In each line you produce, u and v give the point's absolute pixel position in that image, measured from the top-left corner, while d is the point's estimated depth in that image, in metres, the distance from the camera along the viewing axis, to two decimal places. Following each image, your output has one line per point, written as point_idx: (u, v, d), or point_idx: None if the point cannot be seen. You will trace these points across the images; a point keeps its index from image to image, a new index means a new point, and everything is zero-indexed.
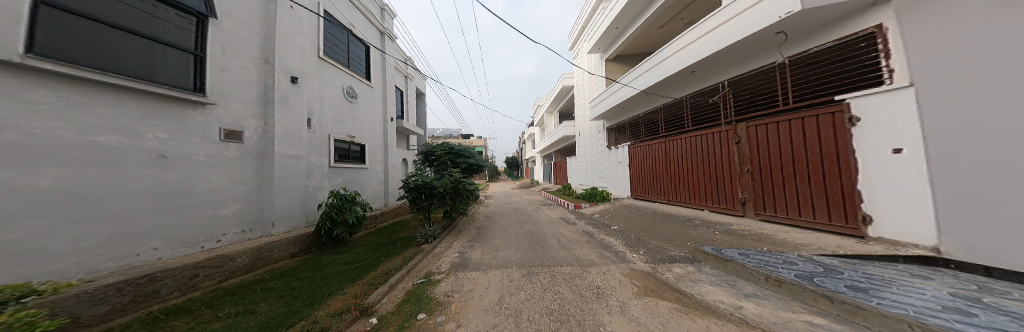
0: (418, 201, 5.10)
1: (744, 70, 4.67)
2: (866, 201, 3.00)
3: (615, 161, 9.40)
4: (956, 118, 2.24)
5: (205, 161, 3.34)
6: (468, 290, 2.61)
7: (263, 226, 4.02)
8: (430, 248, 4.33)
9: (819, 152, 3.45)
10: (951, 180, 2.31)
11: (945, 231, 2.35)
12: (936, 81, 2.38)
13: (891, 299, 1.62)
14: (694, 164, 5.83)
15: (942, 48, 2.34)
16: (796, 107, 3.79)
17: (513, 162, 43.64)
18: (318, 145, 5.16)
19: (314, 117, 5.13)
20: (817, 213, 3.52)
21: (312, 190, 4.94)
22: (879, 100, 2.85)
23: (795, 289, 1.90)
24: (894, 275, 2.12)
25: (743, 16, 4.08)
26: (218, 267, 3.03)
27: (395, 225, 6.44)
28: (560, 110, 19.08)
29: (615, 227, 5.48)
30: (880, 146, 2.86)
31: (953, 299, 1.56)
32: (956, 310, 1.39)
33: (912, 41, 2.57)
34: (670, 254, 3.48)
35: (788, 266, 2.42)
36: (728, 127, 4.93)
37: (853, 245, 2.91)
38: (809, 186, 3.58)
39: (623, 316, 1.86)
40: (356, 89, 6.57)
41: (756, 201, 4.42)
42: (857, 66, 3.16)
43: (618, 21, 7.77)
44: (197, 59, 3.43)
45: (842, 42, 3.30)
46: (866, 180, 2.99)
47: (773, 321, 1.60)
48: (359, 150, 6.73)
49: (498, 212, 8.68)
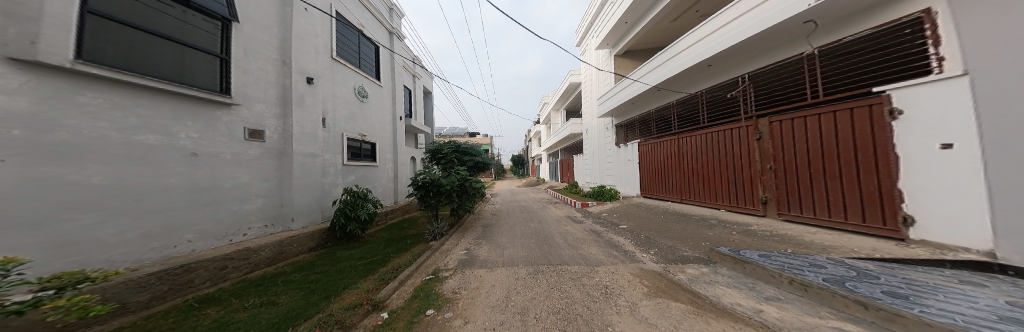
0: (425, 199, 5.18)
1: (769, 62, 4.43)
2: (907, 201, 2.80)
3: (624, 159, 9.20)
4: (1016, 110, 2.04)
5: (232, 159, 3.52)
6: (474, 287, 2.63)
7: (283, 222, 4.19)
8: (437, 245, 4.39)
9: (853, 149, 3.25)
10: (1009, 179, 2.11)
11: (1004, 235, 2.15)
12: (993, 70, 2.17)
13: (936, 307, 1.51)
14: (710, 162, 5.63)
15: (1001, 32, 2.12)
16: (827, 100, 3.58)
17: (519, 160, 43.53)
18: (333, 143, 5.32)
19: (328, 117, 5.28)
20: (849, 213, 3.33)
21: (328, 187, 5.11)
22: (924, 91, 2.64)
23: (824, 294, 1.81)
24: (938, 281, 1.98)
25: (766, 5, 3.86)
26: (244, 259, 3.20)
27: (405, 222, 6.57)
28: (567, 107, 18.88)
29: (623, 226, 5.36)
30: (925, 142, 2.65)
31: (1009, 309, 1.44)
32: (1016, 322, 1.28)
33: (968, 26, 2.35)
34: (682, 254, 3.39)
35: (814, 269, 2.30)
36: (748, 123, 4.72)
37: (891, 248, 2.73)
38: (842, 185, 3.39)
39: (634, 316, 1.83)
40: (366, 88, 6.72)
41: (780, 200, 4.22)
42: (898, 55, 2.96)
43: (629, 14, 7.56)
44: (223, 61, 3.59)
45: (883, 30, 3.08)
46: (908, 179, 2.80)
47: (796, 326, 1.54)
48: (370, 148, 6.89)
49: (504, 210, 8.73)
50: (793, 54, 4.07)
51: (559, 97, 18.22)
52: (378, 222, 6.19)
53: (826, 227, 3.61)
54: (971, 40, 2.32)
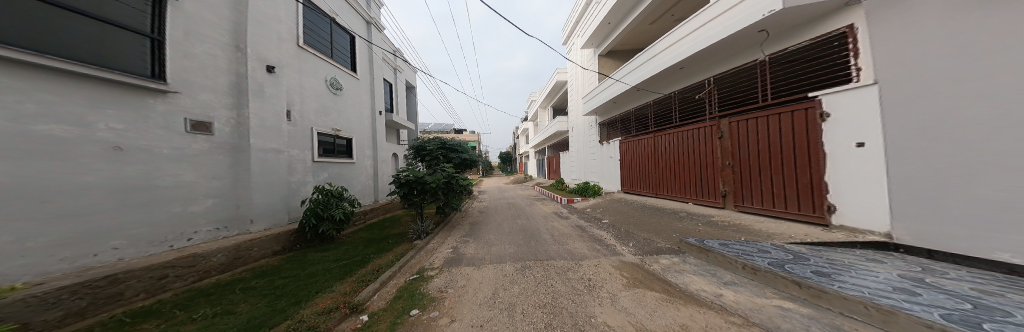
0: (411, 197, 5.04)
1: (730, 68, 4.77)
2: (831, 193, 3.20)
3: (607, 156, 9.55)
4: (916, 115, 2.38)
5: (171, 154, 3.12)
6: (462, 285, 2.61)
7: (240, 224, 3.84)
8: (423, 244, 4.29)
9: (792, 147, 3.63)
10: (908, 174, 2.47)
11: (904, 219, 2.52)
12: (897, 77, 2.53)
13: (850, 282, 1.75)
14: (681, 159, 6.00)
15: (908, 46, 2.44)
16: (775, 103, 3.96)
17: (508, 158, 43.56)
18: (301, 139, 4.99)
19: (294, 109, 4.91)
20: (788, 204, 3.73)
21: (295, 185, 4.78)
22: (846, 97, 3.00)
23: (769, 276, 2.01)
24: (851, 259, 2.30)
25: (731, 13, 4.12)
26: (190, 266, 2.89)
27: (389, 221, 6.35)
28: (555, 105, 19.17)
29: (606, 220, 5.61)
30: (844, 141, 3.06)
31: (901, 281, 1.71)
32: (908, 292, 1.51)
33: (877, 41, 2.70)
34: (657, 245, 3.61)
35: (762, 254, 2.56)
36: (712, 123, 5.09)
37: (818, 233, 3.12)
38: (783, 178, 3.79)
39: (615, 307, 1.93)
40: (340, 80, 6.33)
41: (736, 193, 4.61)
42: (829, 64, 3.32)
43: (611, 16, 7.80)
44: (154, 43, 3.11)
45: (817, 42, 3.43)
46: (832, 173, 3.19)
47: (748, 307, 1.71)
48: (346, 144, 6.56)
49: (492, 207, 8.75)
50: (747, 61, 4.44)
51: (547, 95, 18.42)
52: (356, 221, 5.91)
53: (772, 217, 4.02)
54: (880, 54, 2.67)
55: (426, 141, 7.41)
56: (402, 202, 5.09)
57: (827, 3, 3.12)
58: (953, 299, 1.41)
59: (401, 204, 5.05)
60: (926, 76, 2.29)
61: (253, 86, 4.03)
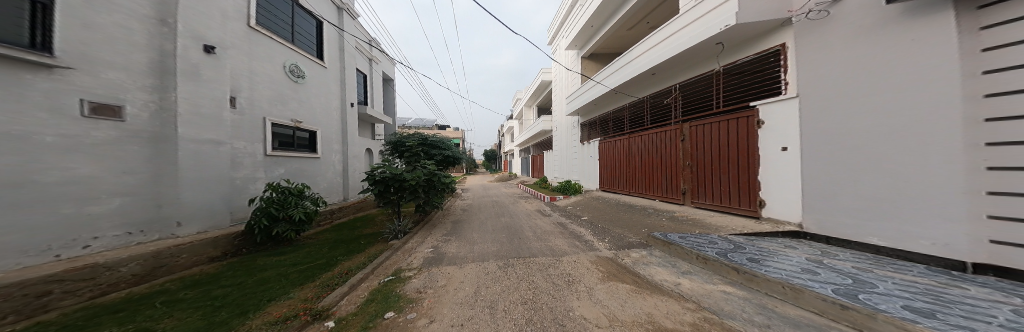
0: (387, 194, 4.74)
1: (692, 76, 5.17)
2: (763, 190, 3.77)
3: (587, 155, 9.94)
4: (848, 122, 2.72)
5: (61, 143, 2.40)
6: (443, 285, 2.54)
7: (164, 227, 3.20)
8: (400, 244, 4.11)
9: (737, 150, 4.17)
10: (847, 173, 2.75)
11: (842, 215, 2.84)
12: (817, 94, 3.05)
13: (774, 266, 2.04)
14: (650, 160, 6.42)
15: (844, 62, 2.76)
16: (724, 111, 4.49)
17: (492, 156, 43.43)
18: (246, 129, 4.38)
19: (239, 95, 4.32)
20: (732, 199, 4.29)
21: (242, 182, 4.26)
22: (777, 107, 3.56)
23: (714, 265, 2.27)
24: (777, 247, 2.67)
25: (695, 25, 4.42)
26: (87, 280, 2.24)
27: (362, 221, 5.96)
28: (539, 105, 19.49)
29: (585, 217, 5.84)
30: (772, 146, 3.63)
31: (812, 265, 2.10)
32: (811, 271, 1.93)
33: (816, 58, 3.07)
34: (628, 240, 3.83)
35: (710, 245, 2.84)
36: (676, 126, 5.52)
37: (752, 225, 3.66)
38: (729, 177, 4.33)
39: (591, 300, 2.00)
40: (302, 67, 5.78)
41: (693, 191, 5.06)
42: (763, 79, 3.88)
43: (593, 20, 8.09)
44: (38, 7, 2.43)
45: (758, 57, 3.94)
46: (764, 174, 3.76)
47: (699, 293, 1.90)
48: (307, 136, 5.99)
49: (476, 205, 8.64)
50: (705, 71, 4.89)
51: (531, 95, 18.66)
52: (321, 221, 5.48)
53: (723, 212, 4.48)
54: (812, 69, 3.11)
55: (405, 137, 7.06)
56: (377, 200, 4.76)
57: (767, 22, 3.59)
58: (848, 279, 1.79)
59: (375, 202, 4.72)
60: (847, 91, 2.74)
61: (185, 64, 3.39)
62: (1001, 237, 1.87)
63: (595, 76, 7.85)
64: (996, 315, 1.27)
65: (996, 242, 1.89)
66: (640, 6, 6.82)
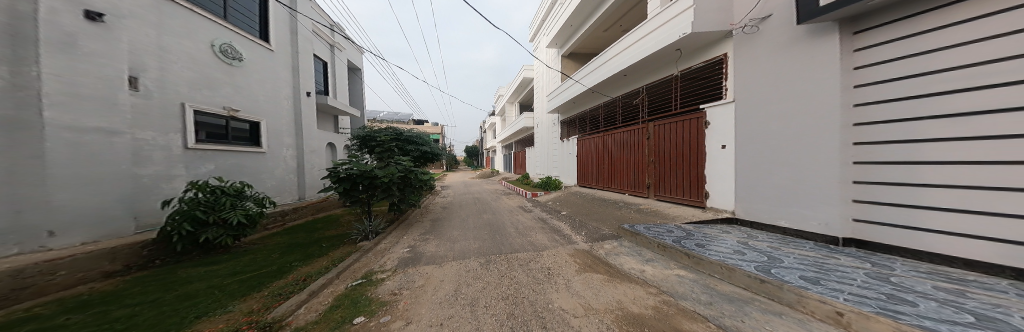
0: (354, 192, 4.25)
1: (656, 79, 5.52)
2: (709, 183, 4.23)
3: (566, 152, 10.19)
4: (778, 125, 3.22)
5: None
6: (420, 286, 2.37)
7: (31, 237, 2.47)
8: (371, 245, 3.81)
9: (690, 147, 4.59)
10: (794, 169, 3.06)
11: (787, 206, 3.16)
12: (749, 100, 3.60)
13: (713, 251, 2.55)
14: (620, 157, 6.76)
15: (772, 75, 3.29)
16: (680, 112, 4.91)
17: (474, 152, 42.72)
18: (159, 119, 3.65)
19: (146, 75, 3.54)
20: (684, 192, 4.73)
21: (151, 181, 3.53)
22: (720, 111, 4.07)
23: (670, 251, 2.72)
24: (717, 233, 3.26)
25: (659, 31, 4.67)
26: None
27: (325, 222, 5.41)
28: (521, 102, 19.48)
29: (564, 212, 5.97)
30: (714, 143, 4.16)
31: (741, 247, 2.69)
32: (742, 253, 2.49)
33: (752, 68, 3.55)
34: (602, 232, 3.98)
35: (667, 234, 3.17)
36: (642, 125, 5.88)
37: (699, 214, 4.18)
38: (683, 172, 4.75)
39: (569, 292, 2.03)
40: (238, 48, 4.97)
41: (656, 185, 5.43)
42: (710, 85, 4.35)
43: (572, 19, 8.24)
44: None
45: (707, 65, 4.37)
46: (710, 169, 4.22)
47: (661, 277, 2.23)
48: (246, 128, 5.22)
49: (456, 203, 8.38)
50: (665, 75, 5.26)
51: (513, 91, 18.60)
52: (270, 224, 4.88)
53: (681, 204, 4.84)
54: (749, 78, 3.60)
55: (381, 131, 6.46)
56: (341, 197, 4.25)
57: (714, 33, 3.98)
58: (764, 257, 2.36)
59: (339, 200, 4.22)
60: (773, 100, 3.28)
61: (53, 33, 2.65)
62: (865, 216, 2.53)
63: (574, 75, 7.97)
64: (856, 278, 1.88)
65: (856, 219, 2.60)
66: (613, 9, 7.07)
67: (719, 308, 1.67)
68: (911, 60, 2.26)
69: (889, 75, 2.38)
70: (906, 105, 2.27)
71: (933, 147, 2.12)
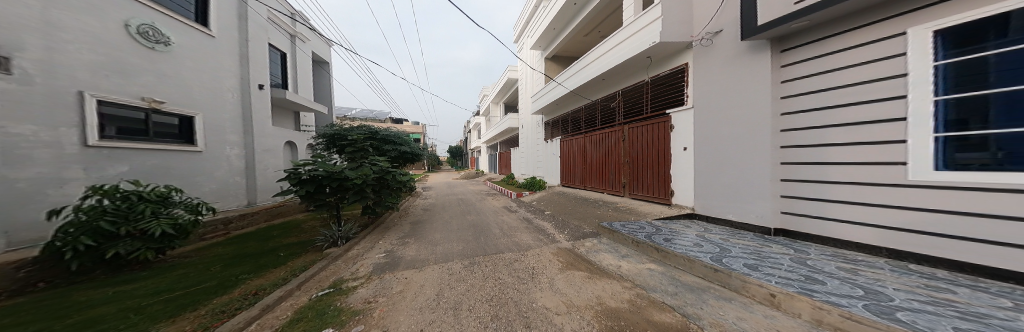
0: (320, 195, 3.67)
1: (629, 84, 5.80)
2: (675, 183, 4.51)
3: (549, 152, 10.30)
4: (729, 129, 3.56)
5: None
6: (397, 292, 2.15)
7: None
8: (340, 252, 3.42)
9: (658, 149, 4.87)
10: (742, 170, 3.40)
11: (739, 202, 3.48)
12: (705, 105, 3.91)
13: (677, 244, 2.72)
14: (599, 157, 6.98)
15: (722, 84, 3.68)
16: (650, 116, 5.19)
17: (457, 153, 41.78)
18: (45, 110, 2.96)
19: (25, 56, 2.85)
20: (653, 190, 4.99)
21: (30, 185, 2.86)
22: (682, 115, 4.34)
23: (641, 245, 2.85)
24: (680, 228, 3.47)
25: (632, 39, 4.90)
26: None
27: (284, 229, 4.82)
28: (505, 102, 19.37)
29: (547, 212, 6.00)
30: (677, 145, 4.45)
31: (701, 239, 2.91)
32: (701, 245, 2.66)
33: (708, 77, 3.88)
34: (583, 230, 4.05)
35: (639, 230, 3.31)
36: (618, 128, 6.14)
37: (666, 210, 4.45)
38: (652, 172, 5.02)
39: (552, 290, 1.99)
40: (162, 30, 4.22)
41: (630, 184, 5.67)
42: (673, 91, 4.64)
43: (555, 23, 8.37)
44: None
45: (671, 73, 4.67)
46: (675, 169, 4.51)
47: (633, 272, 2.30)
48: (174, 124, 4.47)
49: (439, 204, 8.03)
50: (637, 81, 5.54)
51: (498, 92, 18.47)
52: (206, 234, 4.22)
53: (651, 202, 5.09)
54: (706, 87, 3.92)
55: (349, 129, 5.89)
56: (305, 201, 3.64)
57: (677, 44, 4.26)
58: (719, 248, 2.58)
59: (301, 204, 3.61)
60: (724, 105, 3.62)
61: None
62: (791, 209, 3.03)
63: (557, 77, 8.07)
64: (784, 262, 2.19)
65: (785, 212, 3.08)
66: (593, 15, 7.29)
67: (683, 298, 1.77)
68: (820, 77, 2.75)
69: (806, 89, 2.87)
70: (819, 116, 2.77)
71: (839, 150, 2.63)
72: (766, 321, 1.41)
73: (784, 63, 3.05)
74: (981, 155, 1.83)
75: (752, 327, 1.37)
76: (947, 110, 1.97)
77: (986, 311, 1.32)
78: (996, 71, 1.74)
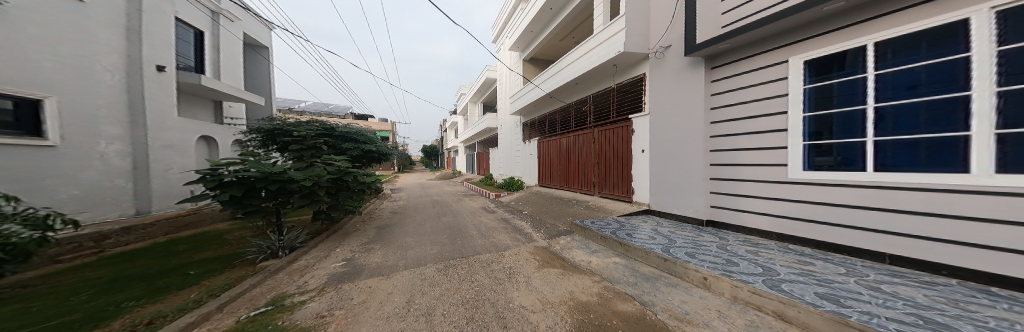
0: (252, 200, 2.86)
1: (598, 89, 6.13)
2: (635, 183, 4.87)
3: (526, 153, 10.39)
4: (674, 134, 3.97)
5: None
6: (359, 302, 1.85)
7: None
8: (284, 264, 2.87)
9: (622, 151, 5.22)
10: (684, 170, 3.82)
11: (683, 199, 3.88)
12: (656, 111, 4.31)
13: (636, 237, 2.91)
14: (572, 158, 7.23)
15: (668, 94, 4.11)
16: (615, 120, 5.56)
17: (430, 152, 39.83)
18: None
19: None
20: (618, 189, 5.33)
21: None
22: (642, 121, 4.73)
23: (607, 241, 2.98)
24: (639, 223, 3.74)
25: (600, 47, 5.17)
26: None
27: (203, 238, 3.93)
28: (483, 101, 19.00)
29: (525, 211, 6.00)
30: (637, 148, 4.82)
31: (656, 232, 3.17)
32: (654, 238, 2.89)
33: (658, 86, 4.30)
34: (557, 229, 4.11)
35: (607, 226, 3.47)
36: (589, 130, 6.46)
37: (628, 207, 4.78)
38: (617, 172, 5.36)
39: (529, 289, 1.93)
40: None
41: (599, 183, 5.97)
42: (634, 98, 5.02)
43: (532, 26, 8.48)
44: None
45: (632, 81, 5.05)
46: (635, 170, 4.87)
47: (599, 266, 2.39)
48: (7, 108, 3.51)
49: (410, 207, 7.44)
50: (605, 87, 5.88)
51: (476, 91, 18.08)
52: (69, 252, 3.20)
53: (616, 200, 5.42)
54: (657, 95, 4.31)
55: (299, 123, 4.95)
56: (227, 207, 2.79)
57: (637, 54, 4.62)
58: (669, 239, 2.83)
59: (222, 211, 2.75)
60: (671, 112, 4.03)
61: None
62: (718, 204, 3.50)
63: (535, 79, 8.18)
64: (711, 248, 2.52)
65: (713, 207, 3.57)
66: (567, 21, 7.55)
67: (641, 287, 1.88)
68: (736, 92, 3.28)
69: (729, 102, 3.36)
70: (734, 125, 3.29)
71: (747, 153, 3.17)
72: (701, 302, 1.61)
73: (713, 78, 3.57)
74: (827, 159, 2.54)
75: (692, 308, 1.55)
76: (810, 124, 2.66)
77: (834, 278, 1.75)
78: (837, 97, 2.44)
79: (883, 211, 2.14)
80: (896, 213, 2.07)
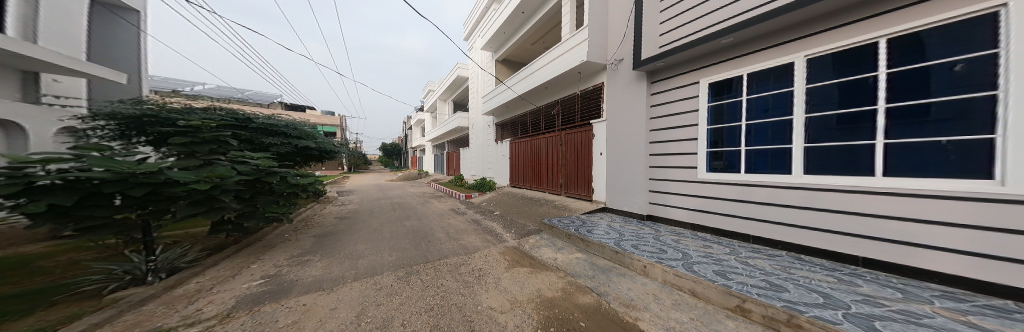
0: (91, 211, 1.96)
1: (565, 94, 6.47)
2: (595, 183, 5.27)
3: (498, 153, 10.39)
4: (624, 139, 4.43)
5: None
6: (291, 323, 1.59)
7: None
8: (183, 283, 2.29)
9: (585, 153, 5.61)
10: (632, 171, 4.28)
11: (631, 197, 4.33)
12: (612, 118, 4.74)
13: (595, 234, 3.13)
14: (541, 159, 7.48)
15: (620, 103, 4.58)
16: (579, 124, 5.96)
17: (393, 151, 36.81)
18: None
19: None
20: (581, 189, 5.69)
21: None
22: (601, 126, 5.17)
23: (572, 238, 3.16)
24: (599, 220, 4.04)
25: (566, 55, 5.47)
26: None
27: (28, 256, 2.80)
28: (454, 100, 18.33)
29: (496, 212, 5.99)
30: (597, 151, 5.24)
31: (612, 228, 3.47)
32: (609, 233, 3.18)
33: (612, 96, 4.75)
34: (527, 228, 4.19)
35: (572, 224, 3.67)
36: (557, 133, 6.78)
37: (588, 205, 5.14)
38: (580, 173, 5.72)
39: (498, 290, 1.93)
40: None
41: (565, 183, 6.30)
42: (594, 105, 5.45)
43: (504, 28, 8.56)
44: None
45: (593, 89, 5.49)
46: (595, 171, 5.27)
47: (562, 262, 2.52)
48: None
49: (369, 211, 6.72)
50: (571, 93, 6.25)
51: (446, 89, 17.40)
52: None
53: (580, 199, 5.78)
54: (612, 103, 4.75)
55: (193, 110, 3.84)
56: (38, 222, 1.82)
57: (597, 64, 5.02)
58: (622, 233, 3.13)
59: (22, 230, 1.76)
60: (622, 120, 4.49)
61: None
62: (655, 201, 3.97)
63: (507, 81, 8.23)
64: (650, 239, 2.87)
65: (650, 203, 4.05)
66: (537, 26, 7.81)
67: (597, 279, 2.05)
68: (667, 105, 3.81)
69: (664, 113, 3.85)
70: (666, 133, 3.81)
71: (674, 158, 3.71)
72: (642, 287, 1.83)
73: (652, 92, 4.04)
74: (719, 162, 3.25)
75: (637, 293, 1.75)
76: (710, 134, 3.34)
77: (722, 257, 2.21)
78: (727, 115, 3.17)
79: (767, 205, 2.75)
80: (774, 206, 2.70)
